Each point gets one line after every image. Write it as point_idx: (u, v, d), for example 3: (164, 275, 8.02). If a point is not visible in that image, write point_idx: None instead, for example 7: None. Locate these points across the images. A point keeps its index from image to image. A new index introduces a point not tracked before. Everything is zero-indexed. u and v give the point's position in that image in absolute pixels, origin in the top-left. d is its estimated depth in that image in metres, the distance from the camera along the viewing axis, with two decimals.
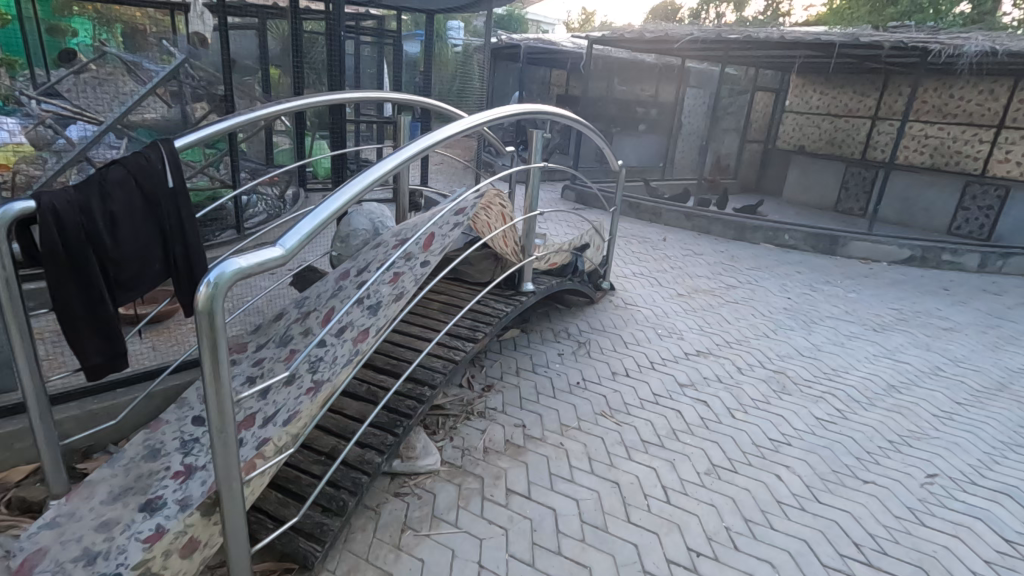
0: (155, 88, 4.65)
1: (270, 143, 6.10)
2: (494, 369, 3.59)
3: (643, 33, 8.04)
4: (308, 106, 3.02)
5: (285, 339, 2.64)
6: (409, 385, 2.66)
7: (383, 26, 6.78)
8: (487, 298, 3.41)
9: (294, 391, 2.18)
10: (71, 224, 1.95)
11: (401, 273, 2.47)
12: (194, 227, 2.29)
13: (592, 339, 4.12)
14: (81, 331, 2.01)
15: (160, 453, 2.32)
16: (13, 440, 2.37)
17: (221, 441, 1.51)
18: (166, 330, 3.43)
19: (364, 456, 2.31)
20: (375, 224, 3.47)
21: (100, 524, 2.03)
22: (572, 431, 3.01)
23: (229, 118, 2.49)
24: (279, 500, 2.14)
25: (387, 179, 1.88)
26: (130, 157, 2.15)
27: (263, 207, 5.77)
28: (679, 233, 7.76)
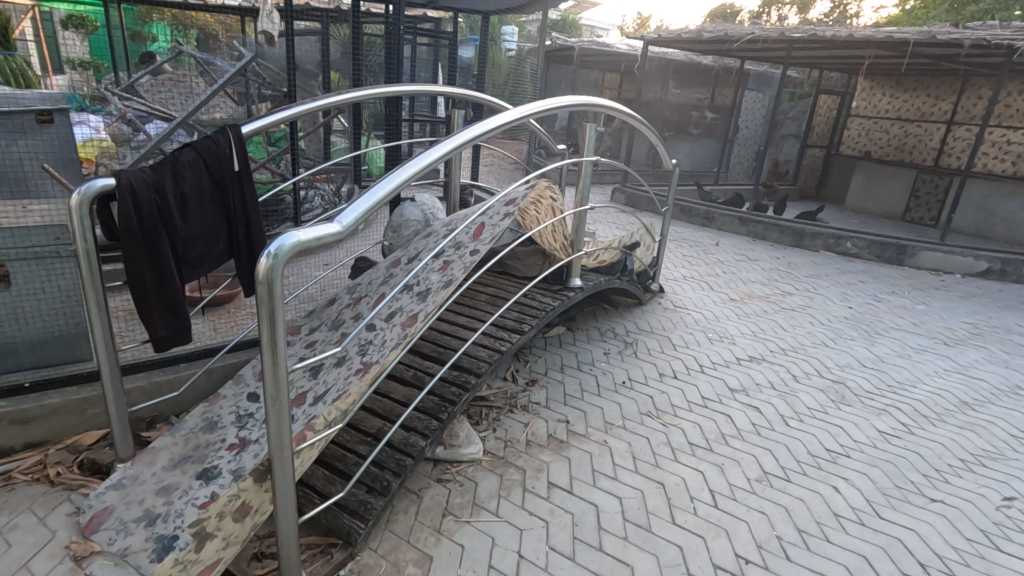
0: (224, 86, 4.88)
1: (328, 141, 6.31)
2: (539, 365, 3.57)
3: (700, 33, 7.87)
4: (366, 98, 3.10)
5: (337, 324, 2.71)
6: (454, 372, 2.68)
7: (440, 27, 6.90)
8: (534, 292, 3.39)
9: (344, 372, 2.24)
10: (146, 202, 2.06)
11: (450, 262, 2.50)
12: (257, 210, 2.40)
13: (639, 340, 4.04)
14: (151, 305, 2.12)
15: (217, 426, 2.40)
16: (86, 406, 2.52)
17: (275, 411, 1.55)
18: (226, 313, 3.62)
19: (408, 439, 2.34)
20: (426, 216, 3.52)
21: (160, 489, 2.13)
22: (616, 429, 2.96)
23: (292, 107, 2.58)
24: (325, 476, 2.19)
25: (440, 164, 1.90)
26: (201, 140, 2.25)
27: (319, 203, 5.97)
28: (732, 239, 7.52)
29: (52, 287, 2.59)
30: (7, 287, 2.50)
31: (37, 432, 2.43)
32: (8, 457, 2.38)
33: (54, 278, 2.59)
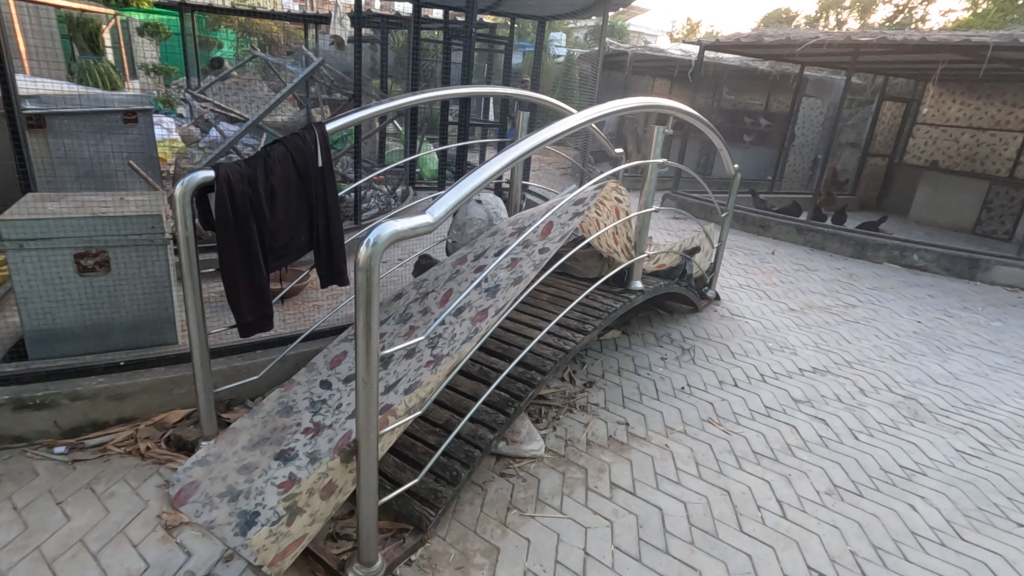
0: (292, 91, 5.07)
1: (384, 143, 6.47)
2: (596, 367, 3.56)
3: (760, 38, 7.68)
4: (442, 98, 3.14)
5: (404, 317, 2.75)
6: (519, 369, 2.73)
7: (495, 33, 6.99)
8: (595, 294, 3.40)
9: (414, 363, 2.29)
10: (240, 193, 2.17)
11: (519, 260, 2.54)
12: (337, 204, 2.49)
13: (696, 346, 3.98)
14: (240, 291, 2.23)
15: (292, 410, 2.45)
16: (173, 385, 2.67)
17: (366, 391, 1.62)
18: (295, 305, 3.76)
19: (476, 431, 2.40)
20: (490, 215, 3.57)
21: (241, 467, 2.20)
22: (677, 434, 2.92)
23: (371, 105, 2.66)
24: (396, 464, 2.27)
25: (520, 163, 1.94)
26: (290, 137, 2.36)
27: (375, 202, 6.08)
28: (789, 248, 7.31)
29: (146, 274, 2.75)
30: (107, 272, 2.68)
31: (129, 408, 2.59)
32: (103, 430, 2.55)
33: (148, 265, 2.75)
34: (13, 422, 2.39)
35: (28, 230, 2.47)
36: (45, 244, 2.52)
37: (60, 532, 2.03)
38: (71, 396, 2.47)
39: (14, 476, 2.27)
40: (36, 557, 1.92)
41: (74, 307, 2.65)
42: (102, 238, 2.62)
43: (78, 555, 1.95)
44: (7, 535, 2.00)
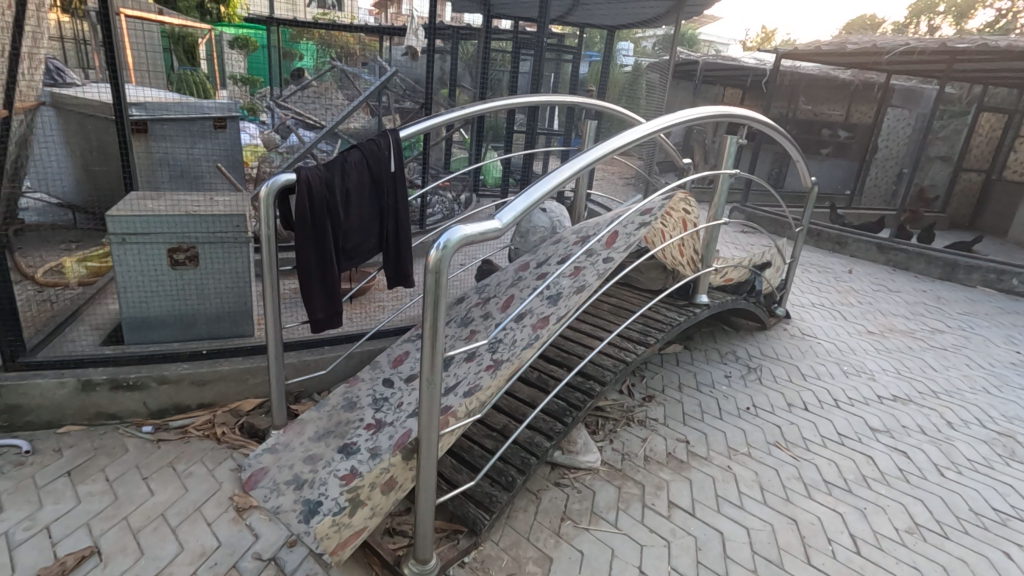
0: (366, 100, 5.27)
1: (451, 151, 6.60)
2: (656, 381, 3.48)
3: (842, 45, 7.30)
4: (511, 107, 3.18)
5: (466, 321, 2.77)
6: (578, 379, 2.71)
7: (563, 42, 7.00)
8: (658, 306, 3.32)
9: (474, 366, 2.32)
10: (318, 196, 2.27)
11: (582, 269, 2.52)
12: (406, 208, 2.56)
13: (763, 365, 3.80)
14: (313, 289, 2.33)
15: (356, 406, 2.53)
16: (248, 375, 2.82)
17: (429, 390, 1.66)
18: (362, 305, 3.91)
19: (533, 438, 2.40)
20: (554, 224, 3.59)
21: (307, 458, 2.29)
22: (740, 456, 2.80)
23: (442, 113, 2.73)
24: (454, 465, 2.31)
25: (588, 172, 1.94)
26: (366, 143, 2.45)
27: (440, 208, 6.23)
28: (868, 267, 6.88)
29: (228, 269, 2.94)
30: (195, 266, 2.88)
31: (209, 394, 2.77)
32: (184, 414, 2.73)
33: (232, 261, 2.94)
34: (109, 400, 2.60)
35: (130, 225, 2.70)
36: (144, 238, 2.74)
37: (144, 506, 2.18)
38: (159, 380, 2.66)
39: (108, 450, 2.47)
40: (124, 527, 2.08)
41: (165, 297, 2.86)
42: (192, 234, 2.82)
43: (159, 528, 2.09)
44: (99, 504, 2.17)
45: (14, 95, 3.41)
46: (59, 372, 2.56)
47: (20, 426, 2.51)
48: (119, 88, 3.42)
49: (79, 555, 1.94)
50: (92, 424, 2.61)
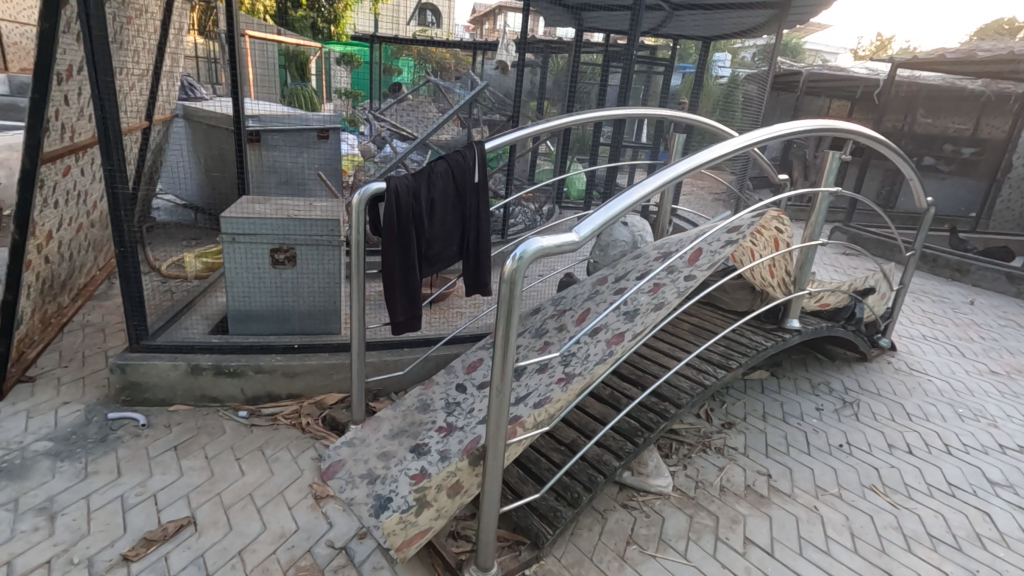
0: (456, 113, 5.45)
1: (536, 162, 6.66)
2: (737, 408, 3.29)
3: (971, 53, 6.61)
4: (597, 120, 3.16)
5: (540, 331, 2.77)
6: (652, 399, 2.63)
7: (655, 54, 6.85)
8: (744, 329, 3.15)
9: (546, 379, 2.30)
10: (405, 204, 2.37)
11: (662, 285, 2.45)
12: (488, 218, 2.61)
13: (862, 401, 3.49)
14: (395, 293, 2.44)
15: (429, 407, 2.59)
16: (333, 371, 2.99)
17: (499, 397, 1.69)
18: (442, 310, 4.03)
19: (601, 456, 2.36)
20: (635, 238, 3.52)
21: (381, 454, 2.38)
22: (829, 496, 2.58)
23: (528, 126, 2.77)
24: (520, 476, 2.32)
25: (671, 188, 1.88)
26: (452, 154, 2.53)
27: (523, 218, 6.32)
28: (994, 299, 6.13)
29: (321, 270, 3.13)
30: (293, 266, 3.10)
31: (298, 386, 2.96)
32: (275, 403, 2.94)
33: (325, 263, 3.13)
34: (212, 384, 2.86)
35: (239, 226, 2.95)
36: (250, 238, 2.99)
37: (235, 484, 2.37)
38: (255, 369, 2.88)
39: (209, 430, 2.71)
40: (217, 502, 2.27)
41: (265, 293, 3.10)
42: (292, 236, 3.04)
43: (247, 506, 2.26)
44: (198, 479, 2.38)
45: (154, 107, 3.95)
46: (173, 356, 2.84)
47: (139, 401, 2.81)
48: (240, 103, 3.76)
49: (178, 524, 2.13)
50: (197, 404, 2.87)
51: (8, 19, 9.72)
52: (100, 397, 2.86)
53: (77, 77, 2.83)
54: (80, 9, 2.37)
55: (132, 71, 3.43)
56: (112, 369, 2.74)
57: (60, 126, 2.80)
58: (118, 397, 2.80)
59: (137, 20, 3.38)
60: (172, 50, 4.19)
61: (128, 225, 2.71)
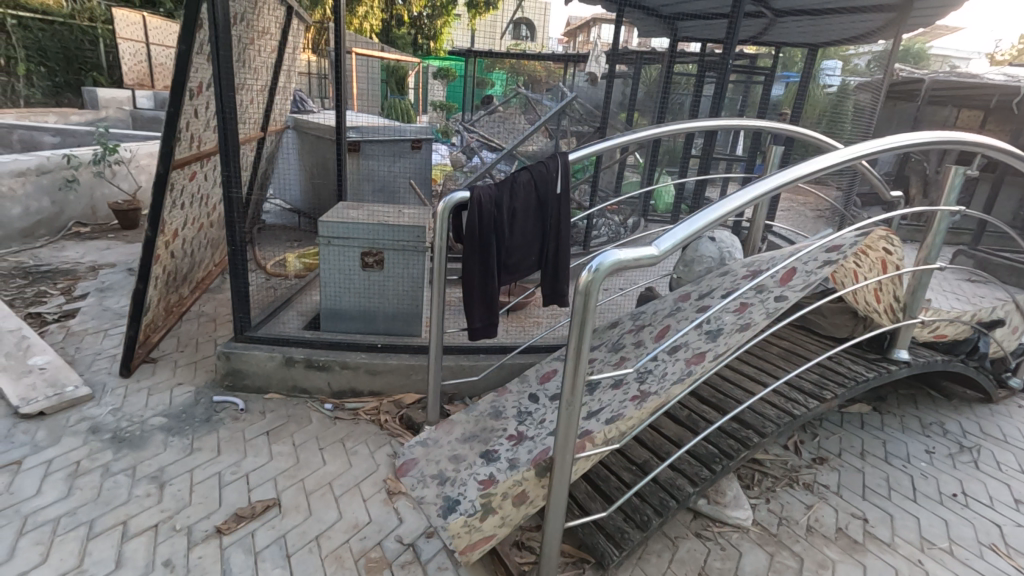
0: (543, 125, 5.48)
1: (622, 174, 6.54)
2: (831, 442, 3.03)
3: None
4: (688, 130, 3.05)
5: (617, 346, 2.71)
6: (734, 425, 2.48)
7: (755, 63, 6.50)
8: (842, 357, 2.90)
9: (619, 395, 2.23)
10: (487, 213, 2.42)
11: (749, 305, 2.32)
12: (568, 230, 2.59)
13: (983, 447, 3.09)
14: (474, 300, 2.49)
15: (501, 415, 2.60)
16: (412, 371, 3.10)
17: (568, 410, 1.67)
18: (519, 319, 4.07)
19: (675, 480, 2.26)
20: (723, 254, 3.36)
21: (453, 457, 2.40)
22: (937, 552, 2.30)
23: (615, 137, 2.72)
24: (588, 492, 2.29)
25: (761, 203, 1.77)
26: (535, 165, 2.54)
27: (606, 230, 6.24)
28: None
29: (406, 274, 3.27)
30: (380, 269, 3.26)
31: (379, 384, 3.10)
32: (358, 398, 3.10)
33: (410, 268, 3.26)
34: (304, 376, 3.06)
35: (334, 230, 3.15)
36: (343, 242, 3.18)
37: (317, 473, 2.51)
38: (341, 364, 3.05)
39: (298, 419, 2.90)
40: (300, 488, 2.42)
41: (355, 294, 3.28)
42: (381, 241, 3.20)
43: (326, 495, 2.39)
44: (285, 464, 2.56)
45: (268, 119, 4.32)
46: (271, 348, 3.07)
47: (240, 387, 3.07)
48: (343, 114, 4.01)
49: (266, 504, 2.29)
50: (289, 394, 3.09)
51: (157, 43, 11.20)
52: (208, 380, 3.16)
53: (205, 92, 3.15)
54: (211, 32, 2.65)
55: (252, 87, 3.78)
56: (218, 357, 3.02)
57: (189, 137, 3.13)
58: (223, 382, 3.08)
59: (259, 40, 3.72)
60: (286, 67, 4.57)
61: (240, 226, 2.98)
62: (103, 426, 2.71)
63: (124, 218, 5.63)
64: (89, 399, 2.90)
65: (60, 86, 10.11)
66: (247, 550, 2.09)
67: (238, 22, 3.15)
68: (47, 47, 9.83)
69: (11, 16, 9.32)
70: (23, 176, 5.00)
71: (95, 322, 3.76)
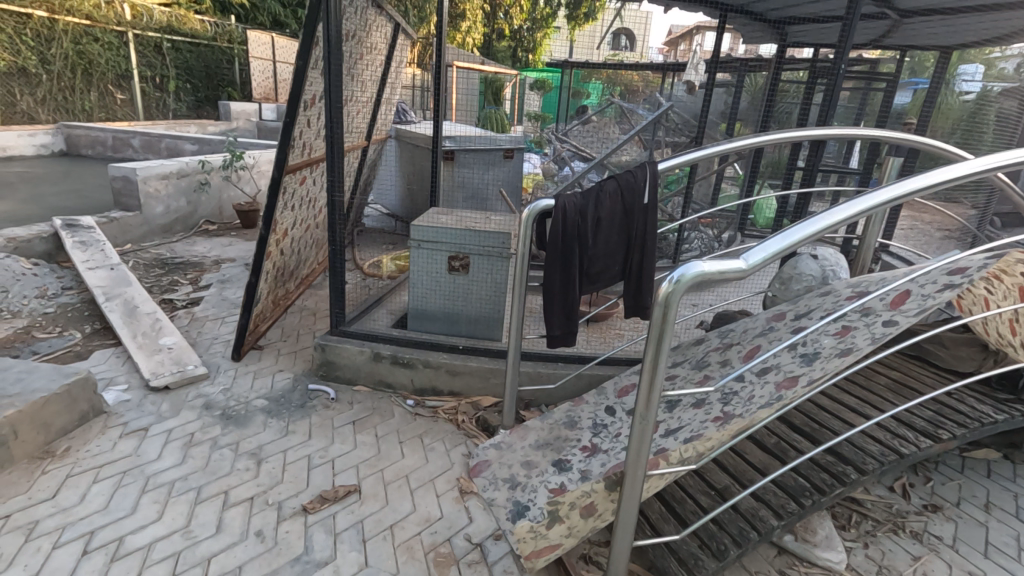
0: (636, 135, 5.39)
1: (718, 186, 6.26)
2: (948, 489, 2.69)
3: None
4: (792, 140, 2.85)
5: (701, 363, 2.59)
6: (829, 458, 2.29)
7: (876, 69, 5.97)
8: (964, 395, 2.58)
9: (700, 414, 2.12)
10: (571, 221, 2.42)
11: (852, 329, 2.13)
12: (655, 241, 2.51)
13: None
14: (554, 308, 2.49)
15: (576, 425, 2.57)
16: (491, 375, 3.16)
17: (641, 425, 1.63)
18: (600, 330, 4.03)
19: (757, 510, 2.12)
20: (826, 273, 3.11)
21: (525, 462, 2.38)
22: None
23: (709, 146, 2.61)
24: (662, 513, 2.21)
25: (867, 217, 1.63)
26: (623, 174, 2.51)
27: (698, 245, 6.00)
28: None
29: (490, 279, 3.34)
30: (466, 273, 3.35)
31: (459, 384, 3.19)
32: (438, 396, 3.20)
33: (494, 273, 3.33)
34: (389, 372, 3.22)
35: (424, 234, 3.29)
36: (433, 245, 3.31)
37: (396, 465, 2.63)
38: (424, 363, 3.17)
39: (381, 412, 3.04)
40: (379, 478, 2.54)
41: (441, 296, 3.40)
42: (468, 246, 3.29)
43: (403, 487, 2.48)
44: (367, 453, 2.69)
45: (371, 129, 4.60)
46: (361, 342, 3.26)
47: (332, 377, 3.28)
48: (440, 124, 4.18)
49: (347, 489, 2.43)
50: (376, 388, 3.25)
51: (283, 60, 12.34)
52: (305, 369, 3.41)
53: (317, 104, 3.42)
54: (324, 48, 2.90)
55: (358, 98, 4.04)
56: (315, 348, 3.24)
57: (301, 144, 3.41)
58: (317, 371, 3.30)
59: (367, 56, 4.00)
60: (391, 80, 4.86)
61: (340, 228, 3.19)
62: (215, 403, 3.01)
63: (245, 218, 6.24)
64: (204, 377, 3.23)
65: (201, 100, 11.53)
66: (328, 530, 2.23)
67: (349, 39, 3.40)
68: (194, 66, 11.16)
69: (167, 40, 10.55)
70: (166, 179, 5.69)
71: (215, 310, 4.20)
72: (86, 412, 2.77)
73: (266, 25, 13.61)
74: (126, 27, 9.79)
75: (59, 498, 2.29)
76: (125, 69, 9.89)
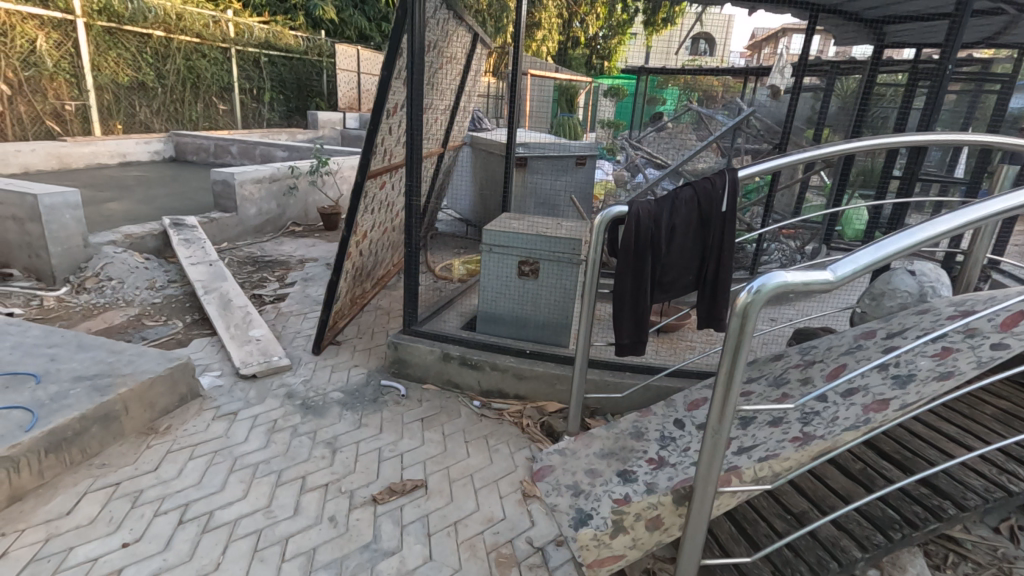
0: (715, 141, 5.21)
1: (803, 195, 5.93)
2: None
3: None
4: (890, 146, 2.65)
5: (779, 380, 2.46)
6: (923, 490, 2.11)
7: (988, 70, 5.45)
8: None
9: (777, 433, 2.01)
10: (643, 228, 2.38)
11: (954, 351, 1.96)
12: (733, 250, 2.40)
13: None
14: (623, 315, 2.47)
15: (642, 436, 2.50)
16: (557, 381, 3.16)
17: (713, 440, 1.58)
18: (670, 341, 3.93)
19: (838, 540, 1.99)
20: (924, 290, 2.86)
21: (589, 471, 2.33)
22: None
23: (795, 153, 2.48)
24: (732, 534, 2.12)
25: (973, 228, 1.50)
26: (700, 180, 2.42)
27: (778, 256, 5.71)
28: None
29: (559, 285, 3.35)
30: (535, 278, 3.37)
31: (525, 388, 3.21)
32: (504, 399, 3.24)
33: (563, 279, 3.34)
34: (457, 372, 3.29)
35: (496, 238, 3.35)
36: (503, 250, 3.36)
37: (461, 463, 2.68)
38: (492, 365, 3.22)
39: (448, 411, 3.12)
40: (444, 474, 2.60)
41: (510, 300, 3.44)
42: (538, 252, 3.31)
43: (467, 485, 2.53)
44: (434, 450, 2.77)
45: (448, 136, 4.74)
46: (432, 342, 3.36)
47: (403, 374, 3.40)
48: (514, 130, 4.24)
49: (415, 483, 2.51)
50: (444, 387, 3.34)
51: (366, 72, 12.98)
52: (378, 365, 3.56)
53: (398, 112, 3.56)
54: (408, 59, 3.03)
55: (437, 106, 4.18)
56: (389, 345, 3.38)
57: (382, 150, 3.57)
58: (390, 368, 3.44)
59: (446, 65, 4.13)
60: (468, 89, 4.99)
61: (415, 231, 3.31)
62: (296, 393, 3.20)
63: (328, 221, 6.60)
64: (287, 368, 3.45)
65: (292, 110, 12.46)
66: (396, 521, 2.31)
67: (431, 50, 3.53)
68: (286, 79, 12.04)
69: (264, 55, 11.40)
70: (260, 183, 6.13)
71: (299, 306, 4.47)
72: (185, 394, 3.03)
73: (352, 39, 14.39)
74: (230, 44, 10.62)
75: (160, 471, 2.52)
76: (227, 82, 10.78)
